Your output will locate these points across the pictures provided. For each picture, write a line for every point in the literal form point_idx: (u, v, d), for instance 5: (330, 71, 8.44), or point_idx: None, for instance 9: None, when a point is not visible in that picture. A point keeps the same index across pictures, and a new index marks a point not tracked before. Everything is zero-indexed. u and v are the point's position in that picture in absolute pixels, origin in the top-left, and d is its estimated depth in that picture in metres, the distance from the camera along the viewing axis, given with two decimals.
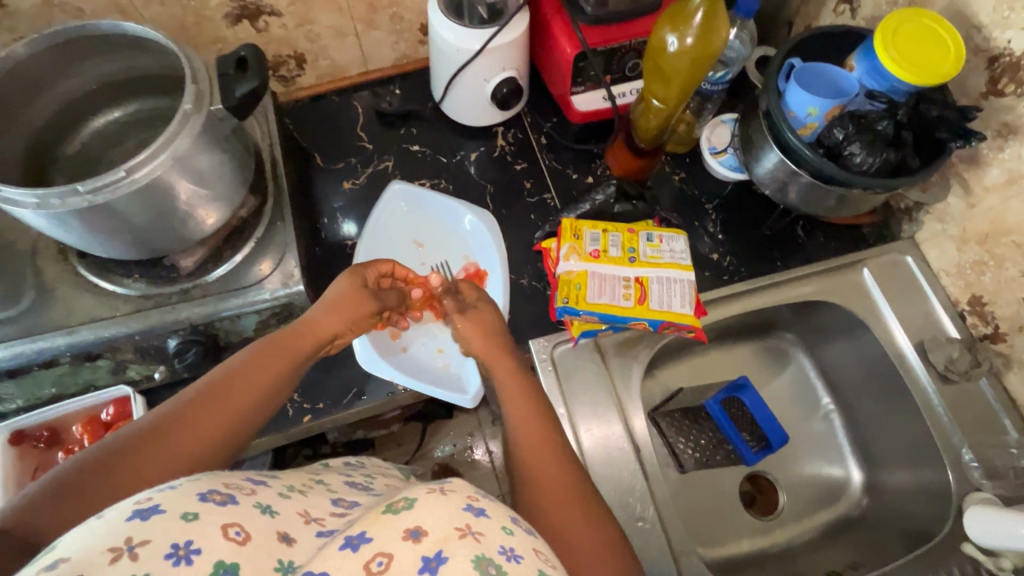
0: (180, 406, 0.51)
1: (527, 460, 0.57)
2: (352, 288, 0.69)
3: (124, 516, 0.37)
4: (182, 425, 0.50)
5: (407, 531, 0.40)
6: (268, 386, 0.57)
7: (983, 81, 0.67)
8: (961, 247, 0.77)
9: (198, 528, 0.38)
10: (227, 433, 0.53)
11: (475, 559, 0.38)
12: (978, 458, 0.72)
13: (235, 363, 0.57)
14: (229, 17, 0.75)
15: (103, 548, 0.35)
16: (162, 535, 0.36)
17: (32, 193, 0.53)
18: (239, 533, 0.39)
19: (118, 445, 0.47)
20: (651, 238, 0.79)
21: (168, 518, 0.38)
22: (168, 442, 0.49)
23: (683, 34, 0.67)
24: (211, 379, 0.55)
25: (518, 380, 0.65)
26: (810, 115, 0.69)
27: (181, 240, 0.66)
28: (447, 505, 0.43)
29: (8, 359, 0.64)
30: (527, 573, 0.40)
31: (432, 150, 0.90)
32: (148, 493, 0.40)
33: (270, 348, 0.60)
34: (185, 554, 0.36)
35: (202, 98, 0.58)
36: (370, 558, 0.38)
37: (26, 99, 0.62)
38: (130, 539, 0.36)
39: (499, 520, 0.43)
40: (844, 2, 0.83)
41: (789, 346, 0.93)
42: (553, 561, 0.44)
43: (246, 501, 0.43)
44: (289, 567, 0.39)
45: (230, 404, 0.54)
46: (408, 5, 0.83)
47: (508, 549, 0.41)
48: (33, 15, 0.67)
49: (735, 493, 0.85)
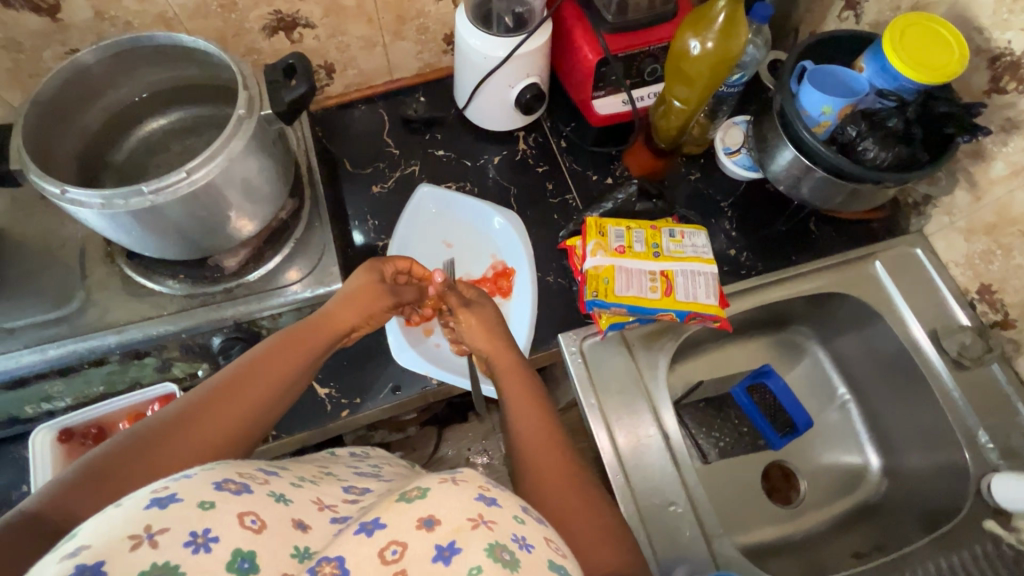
0: (203, 397, 0.54)
1: (530, 455, 0.60)
2: (369, 283, 0.71)
3: (143, 505, 0.38)
4: (204, 415, 0.53)
5: (421, 520, 0.41)
6: (286, 378, 0.60)
7: (985, 80, 0.71)
8: (969, 238, 0.81)
9: (214, 516, 0.39)
10: (247, 424, 0.55)
11: (489, 547, 0.40)
12: (994, 440, 0.75)
13: (254, 355, 0.59)
14: (266, 29, 0.79)
15: (123, 536, 0.36)
16: (181, 523, 0.38)
17: (99, 193, 0.55)
18: (254, 521, 0.40)
19: (143, 433, 0.49)
20: (674, 234, 0.82)
21: (186, 506, 0.39)
22: (190, 432, 0.51)
23: (705, 38, 0.71)
24: (231, 371, 0.57)
25: (521, 380, 0.68)
26: (824, 114, 0.73)
27: (229, 241, 0.69)
28: (459, 494, 0.43)
29: (61, 357, 0.67)
30: (538, 561, 0.41)
31: (456, 154, 0.94)
32: (164, 482, 0.41)
33: (289, 340, 0.62)
34: (204, 541, 0.37)
35: (253, 104, 0.61)
36: (384, 546, 0.39)
37: (82, 106, 0.66)
38: (149, 527, 0.37)
39: (511, 509, 0.44)
40: (848, 9, 0.87)
41: (804, 339, 0.96)
42: (563, 549, 0.45)
43: (260, 490, 0.44)
44: (306, 553, 0.41)
45: (249, 396, 0.56)
46: (434, 16, 0.87)
47: (521, 538, 0.42)
48: (85, 29, 0.70)
49: (757, 482, 0.87)
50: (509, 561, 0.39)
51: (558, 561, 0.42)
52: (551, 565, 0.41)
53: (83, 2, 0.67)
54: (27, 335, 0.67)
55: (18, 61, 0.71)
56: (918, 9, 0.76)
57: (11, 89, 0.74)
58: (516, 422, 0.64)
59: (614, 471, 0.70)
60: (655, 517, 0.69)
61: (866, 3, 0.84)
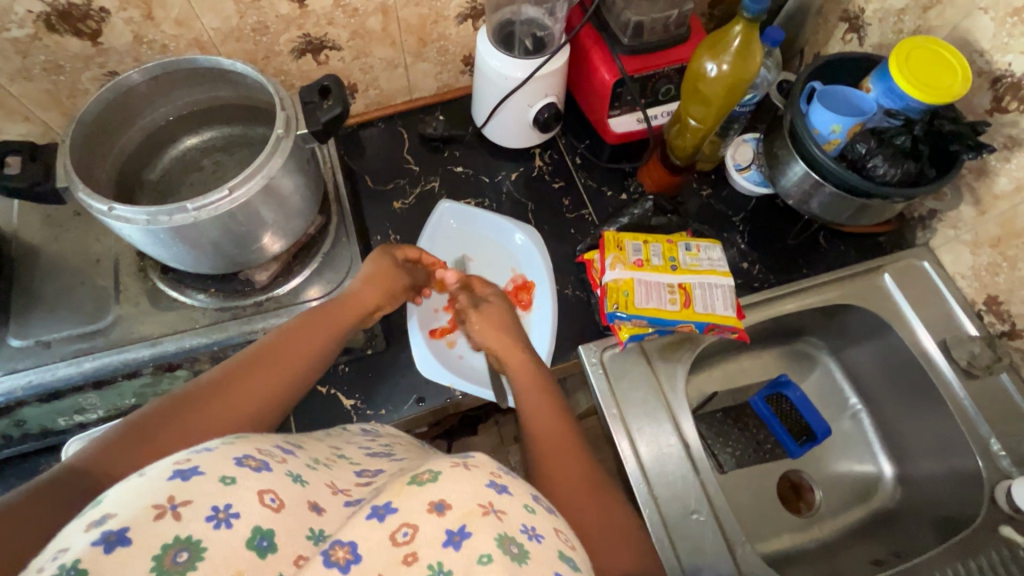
0: (236, 366, 0.57)
1: (545, 451, 0.61)
2: (390, 266, 0.75)
3: (165, 476, 0.40)
4: (239, 382, 0.55)
5: (431, 503, 0.42)
6: (314, 350, 0.62)
7: (988, 100, 0.74)
8: (975, 251, 0.83)
9: (235, 492, 0.40)
10: (280, 392, 0.58)
11: (498, 536, 0.41)
12: (1006, 447, 0.76)
13: (283, 330, 0.62)
14: (294, 52, 0.82)
15: (147, 505, 0.37)
16: (203, 497, 0.39)
17: (145, 210, 0.57)
18: (274, 500, 0.41)
19: (180, 396, 0.52)
20: (690, 247, 0.85)
21: (207, 480, 0.40)
22: (227, 395, 0.54)
23: (721, 61, 0.75)
24: (261, 345, 0.60)
25: (532, 372, 0.71)
26: (834, 132, 0.76)
27: (261, 255, 0.70)
28: (471, 480, 0.45)
29: (96, 370, 0.68)
30: (548, 551, 0.42)
31: (474, 171, 0.96)
32: (186, 454, 0.42)
33: (315, 317, 0.65)
34: (225, 517, 0.39)
35: (291, 124, 0.64)
36: (396, 529, 0.40)
37: (123, 125, 0.69)
38: (173, 498, 0.38)
39: (522, 498, 0.46)
40: (851, 32, 0.91)
41: (815, 350, 0.98)
42: (573, 540, 0.47)
43: (278, 469, 0.45)
44: (320, 536, 0.41)
45: (280, 365, 0.59)
46: (454, 39, 0.91)
47: (530, 528, 0.43)
48: (124, 52, 0.73)
49: (774, 491, 0.88)
50: (517, 553, 0.40)
51: (567, 551, 0.43)
52: (561, 555, 0.43)
53: (124, 27, 0.69)
54: (64, 348, 0.69)
55: (59, 83, 0.73)
56: (921, 32, 0.80)
57: (50, 110, 0.76)
58: (528, 416, 0.66)
59: (639, 483, 0.72)
60: (678, 525, 0.70)
61: (869, 26, 0.87)
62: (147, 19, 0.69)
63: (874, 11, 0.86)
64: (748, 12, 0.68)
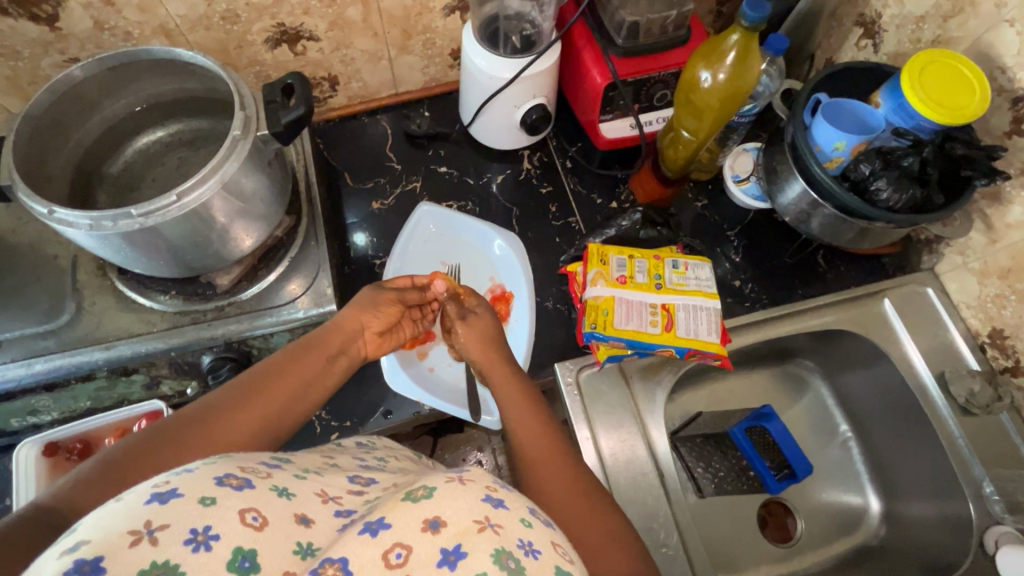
0: (221, 399, 0.52)
1: (539, 452, 0.57)
2: (377, 291, 0.71)
3: (143, 499, 0.34)
4: (223, 416, 0.51)
5: (425, 522, 0.37)
6: (307, 384, 0.58)
7: (1007, 121, 0.68)
8: (982, 280, 0.78)
9: (216, 513, 0.35)
10: (264, 428, 0.53)
11: (495, 553, 0.35)
12: (1000, 492, 0.72)
13: (273, 361, 0.58)
14: (269, 42, 0.78)
15: (122, 532, 0.32)
16: (182, 520, 0.33)
17: (87, 215, 0.53)
18: (256, 518, 0.36)
19: (160, 428, 0.47)
20: (677, 265, 0.82)
21: (187, 502, 0.35)
22: (218, 424, 0.50)
23: (715, 71, 0.70)
24: (255, 372, 0.56)
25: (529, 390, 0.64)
26: (837, 149, 0.71)
27: (221, 259, 0.67)
28: (465, 495, 0.39)
29: (47, 373, 0.66)
30: (546, 569, 0.36)
31: (459, 172, 0.92)
32: (166, 476, 0.37)
33: (307, 348, 0.61)
34: (204, 540, 0.33)
35: (250, 124, 0.59)
36: (388, 548, 0.35)
37: (80, 117, 0.66)
38: (150, 522, 0.33)
39: (518, 511, 0.40)
40: (866, 37, 0.84)
41: (808, 373, 0.93)
42: (571, 555, 0.40)
43: (262, 485, 0.40)
44: (308, 550, 0.37)
45: (268, 399, 0.54)
46: (441, 31, 0.86)
47: (526, 543, 0.37)
48: (86, 38, 0.69)
49: (754, 520, 0.84)
50: (514, 569, 0.35)
51: (566, 568, 0.37)
52: (558, 573, 0.36)
53: (83, 12, 0.66)
54: (15, 348, 0.66)
55: (17, 68, 0.70)
56: (941, 43, 0.74)
57: (11, 97, 0.73)
58: (518, 425, 0.60)
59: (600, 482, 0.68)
60: None
61: (886, 33, 0.81)
62: (107, 5, 0.66)
63: (892, 16, 0.79)
64: (745, 19, 0.63)
